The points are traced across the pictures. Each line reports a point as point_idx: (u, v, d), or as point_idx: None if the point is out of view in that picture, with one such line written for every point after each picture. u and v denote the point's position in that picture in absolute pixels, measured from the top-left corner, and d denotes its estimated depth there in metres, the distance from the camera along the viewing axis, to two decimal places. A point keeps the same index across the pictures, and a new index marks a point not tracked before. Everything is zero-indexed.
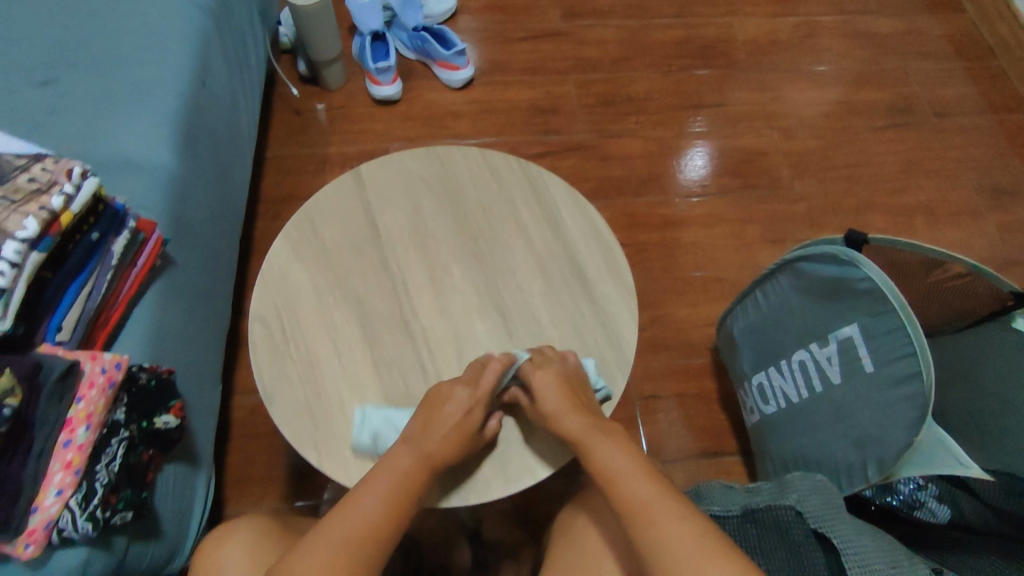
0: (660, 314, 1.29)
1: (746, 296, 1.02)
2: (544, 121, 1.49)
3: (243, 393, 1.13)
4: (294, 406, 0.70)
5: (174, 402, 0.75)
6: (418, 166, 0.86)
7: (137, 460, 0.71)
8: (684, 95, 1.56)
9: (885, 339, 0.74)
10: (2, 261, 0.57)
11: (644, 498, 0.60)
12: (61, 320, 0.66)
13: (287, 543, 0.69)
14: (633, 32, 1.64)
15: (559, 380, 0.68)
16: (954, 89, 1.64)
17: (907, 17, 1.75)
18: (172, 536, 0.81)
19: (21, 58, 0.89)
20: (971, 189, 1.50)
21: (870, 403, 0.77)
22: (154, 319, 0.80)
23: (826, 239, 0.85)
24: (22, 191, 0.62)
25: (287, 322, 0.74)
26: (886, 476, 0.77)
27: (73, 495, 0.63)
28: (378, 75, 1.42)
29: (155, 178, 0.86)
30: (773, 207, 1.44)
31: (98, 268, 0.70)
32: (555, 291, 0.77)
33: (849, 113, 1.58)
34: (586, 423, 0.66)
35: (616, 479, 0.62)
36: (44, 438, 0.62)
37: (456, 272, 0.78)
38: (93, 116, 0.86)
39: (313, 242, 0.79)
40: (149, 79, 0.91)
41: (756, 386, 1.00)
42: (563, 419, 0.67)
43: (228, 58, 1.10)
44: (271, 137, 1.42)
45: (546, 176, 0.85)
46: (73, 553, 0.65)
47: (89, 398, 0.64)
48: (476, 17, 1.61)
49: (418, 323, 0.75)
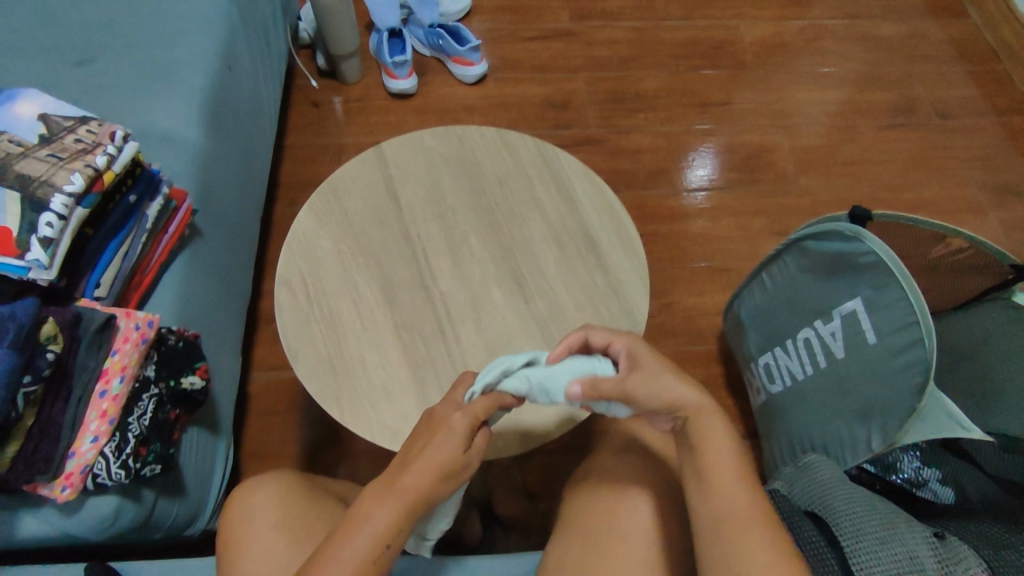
0: (668, 302, 1.32)
1: (753, 279, 1.04)
2: (555, 116, 1.53)
3: (260, 371, 1.16)
4: (318, 363, 0.73)
5: (200, 364, 0.77)
6: (438, 144, 0.90)
7: (165, 417, 0.73)
8: (692, 94, 1.60)
9: (888, 311, 0.77)
10: (51, 213, 0.61)
11: (729, 500, 0.58)
12: (100, 277, 0.70)
13: (312, 504, 0.70)
14: (642, 33, 1.68)
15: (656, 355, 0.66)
16: (958, 92, 1.67)
17: (912, 21, 1.78)
18: (195, 498, 0.83)
19: (60, 39, 0.93)
20: (975, 187, 1.52)
21: (874, 375, 0.80)
22: (182, 286, 0.83)
23: (830, 218, 0.88)
24: (69, 149, 0.66)
25: (312, 285, 0.78)
26: (890, 445, 0.79)
27: (107, 443, 0.65)
28: (395, 69, 1.46)
29: (184, 152, 0.89)
30: (778, 201, 1.47)
31: (134, 231, 0.74)
32: (568, 262, 0.81)
33: (854, 112, 1.62)
34: (702, 401, 0.64)
35: (717, 468, 0.60)
36: (82, 386, 0.65)
37: (474, 242, 0.82)
38: (126, 92, 0.90)
39: (338, 212, 0.83)
40: (181, 60, 0.95)
41: (762, 367, 1.03)
42: (670, 385, 0.64)
43: (253, 46, 1.14)
44: (290, 127, 1.46)
45: (560, 155, 0.89)
46: (106, 501, 0.68)
47: (124, 352, 0.67)
48: (489, 17, 1.66)
49: (437, 289, 0.79)
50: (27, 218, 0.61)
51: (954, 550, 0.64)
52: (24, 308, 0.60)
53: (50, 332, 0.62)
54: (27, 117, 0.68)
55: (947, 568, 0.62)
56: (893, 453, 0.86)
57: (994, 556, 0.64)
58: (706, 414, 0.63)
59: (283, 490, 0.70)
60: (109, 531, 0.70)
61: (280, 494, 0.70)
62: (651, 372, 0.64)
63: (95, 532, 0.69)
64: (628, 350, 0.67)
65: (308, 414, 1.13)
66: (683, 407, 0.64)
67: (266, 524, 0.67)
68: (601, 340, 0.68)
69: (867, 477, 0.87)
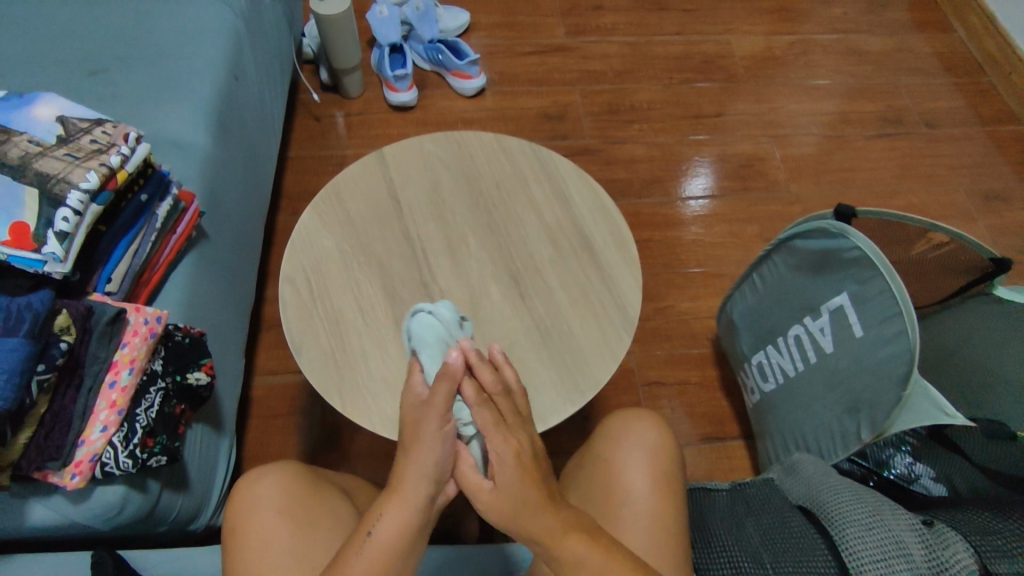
0: (663, 306, 1.34)
1: (744, 280, 1.07)
2: (551, 127, 1.56)
3: (261, 375, 1.18)
4: (321, 356, 0.75)
5: (206, 359, 0.78)
6: (437, 149, 0.93)
7: (172, 411, 0.74)
8: (685, 105, 1.64)
9: (873, 304, 0.79)
10: (68, 208, 0.66)
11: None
12: (111, 272, 0.74)
13: (318, 496, 0.72)
14: (636, 47, 1.73)
15: (498, 489, 0.55)
16: (944, 103, 1.71)
17: (899, 36, 1.83)
18: (199, 492, 0.84)
19: (75, 51, 0.97)
20: (963, 193, 1.56)
21: (861, 367, 0.82)
22: (189, 285, 0.86)
23: (816, 217, 0.91)
24: (84, 150, 0.71)
25: (314, 282, 0.80)
26: (878, 436, 0.81)
27: (116, 433, 0.67)
28: (395, 83, 1.51)
29: (191, 157, 0.92)
30: (770, 209, 1.50)
31: (145, 229, 0.78)
32: (563, 259, 0.84)
33: (844, 123, 1.66)
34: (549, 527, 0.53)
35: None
36: (93, 376, 0.67)
37: (472, 242, 0.85)
38: (137, 101, 0.94)
39: (340, 213, 0.86)
40: (190, 70, 0.98)
41: (755, 366, 1.05)
42: (516, 525, 0.54)
43: (259, 57, 1.18)
44: (293, 140, 1.50)
45: (555, 158, 0.93)
46: (112, 490, 0.69)
47: (133, 345, 0.69)
48: (487, 33, 1.71)
49: (436, 285, 0.81)
50: (45, 213, 0.65)
51: (940, 535, 0.64)
52: (40, 299, 0.63)
53: (64, 323, 0.64)
54: (47, 119, 0.73)
55: (933, 551, 0.62)
56: (885, 449, 0.86)
57: (981, 543, 0.62)
58: (570, 540, 0.53)
59: (287, 476, 0.72)
60: (115, 521, 0.72)
61: (284, 480, 0.71)
62: (505, 504, 0.54)
63: (102, 522, 0.71)
64: (500, 452, 0.56)
65: (309, 417, 1.15)
66: (538, 543, 0.54)
67: (271, 509, 0.69)
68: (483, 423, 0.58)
69: (860, 473, 0.88)
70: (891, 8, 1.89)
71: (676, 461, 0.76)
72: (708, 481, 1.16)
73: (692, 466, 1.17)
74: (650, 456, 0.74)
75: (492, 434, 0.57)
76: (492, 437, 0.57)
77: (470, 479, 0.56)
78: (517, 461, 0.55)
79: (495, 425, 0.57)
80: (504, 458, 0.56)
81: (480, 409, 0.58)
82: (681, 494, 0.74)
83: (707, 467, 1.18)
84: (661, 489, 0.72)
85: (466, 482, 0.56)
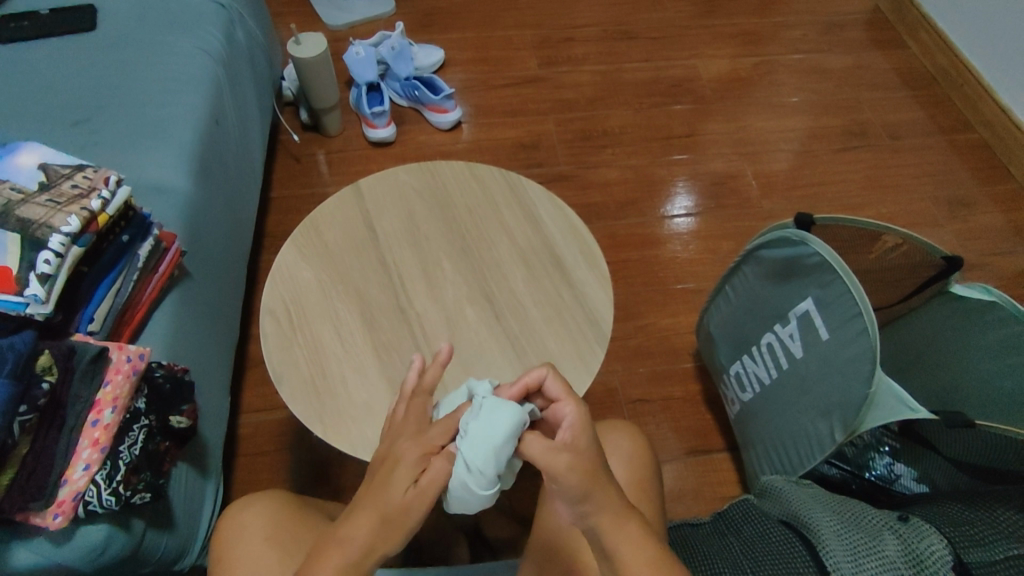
0: (644, 324, 1.36)
1: (717, 293, 1.10)
2: (528, 156, 1.61)
3: (248, 412, 1.18)
4: (302, 384, 0.77)
5: (190, 399, 0.81)
6: (411, 179, 0.97)
7: (155, 448, 0.75)
8: (657, 128, 1.70)
9: (836, 306, 0.83)
10: (49, 251, 0.69)
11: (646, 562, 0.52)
12: (94, 311, 0.76)
13: (302, 520, 0.73)
14: (606, 75, 1.79)
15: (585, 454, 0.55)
16: (905, 115, 1.78)
17: (857, 54, 1.92)
18: (184, 532, 0.84)
19: (56, 103, 1.00)
20: (929, 201, 1.61)
21: (829, 369, 0.85)
22: (171, 323, 0.87)
23: (779, 225, 0.94)
24: (66, 195, 0.74)
25: (295, 313, 0.82)
26: (851, 435, 0.83)
27: (99, 471, 0.67)
28: (374, 119, 1.55)
29: (172, 199, 0.95)
30: (745, 224, 1.54)
31: (126, 269, 0.80)
32: (537, 279, 0.86)
33: (812, 138, 1.71)
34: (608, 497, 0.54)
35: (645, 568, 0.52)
36: (75, 416, 0.67)
37: (447, 266, 0.88)
38: (118, 147, 0.97)
39: (319, 244, 0.89)
40: (171, 116, 1.02)
41: (733, 375, 1.07)
42: (586, 485, 0.53)
43: (237, 98, 1.21)
44: (275, 180, 1.53)
45: (525, 183, 0.96)
46: (96, 529, 0.70)
47: (116, 383, 0.70)
48: (463, 68, 1.77)
49: (414, 309, 0.83)
50: (27, 256, 0.68)
51: (915, 528, 0.64)
52: (22, 340, 0.64)
53: (46, 363, 0.65)
54: (28, 166, 0.77)
55: (909, 545, 0.62)
56: (865, 452, 0.88)
57: (955, 534, 0.63)
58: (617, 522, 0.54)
59: (271, 503, 0.74)
60: (97, 562, 0.71)
61: (273, 508, 0.73)
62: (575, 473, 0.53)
63: (84, 563, 0.71)
64: (576, 425, 0.57)
65: (297, 452, 1.15)
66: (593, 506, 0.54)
67: (259, 537, 0.70)
68: (555, 395, 0.60)
69: (841, 476, 0.89)
70: (849, 28, 1.98)
71: (654, 471, 0.79)
72: (697, 495, 1.17)
73: (681, 481, 1.18)
74: (628, 463, 0.77)
75: (563, 399, 0.59)
76: (565, 403, 0.59)
77: (533, 446, 0.55)
78: (586, 430, 0.56)
79: (571, 397, 0.59)
80: (580, 429, 0.56)
81: (552, 379, 0.61)
82: (660, 512, 0.75)
83: (695, 482, 1.18)
84: (637, 493, 0.75)
85: (532, 450, 0.54)
